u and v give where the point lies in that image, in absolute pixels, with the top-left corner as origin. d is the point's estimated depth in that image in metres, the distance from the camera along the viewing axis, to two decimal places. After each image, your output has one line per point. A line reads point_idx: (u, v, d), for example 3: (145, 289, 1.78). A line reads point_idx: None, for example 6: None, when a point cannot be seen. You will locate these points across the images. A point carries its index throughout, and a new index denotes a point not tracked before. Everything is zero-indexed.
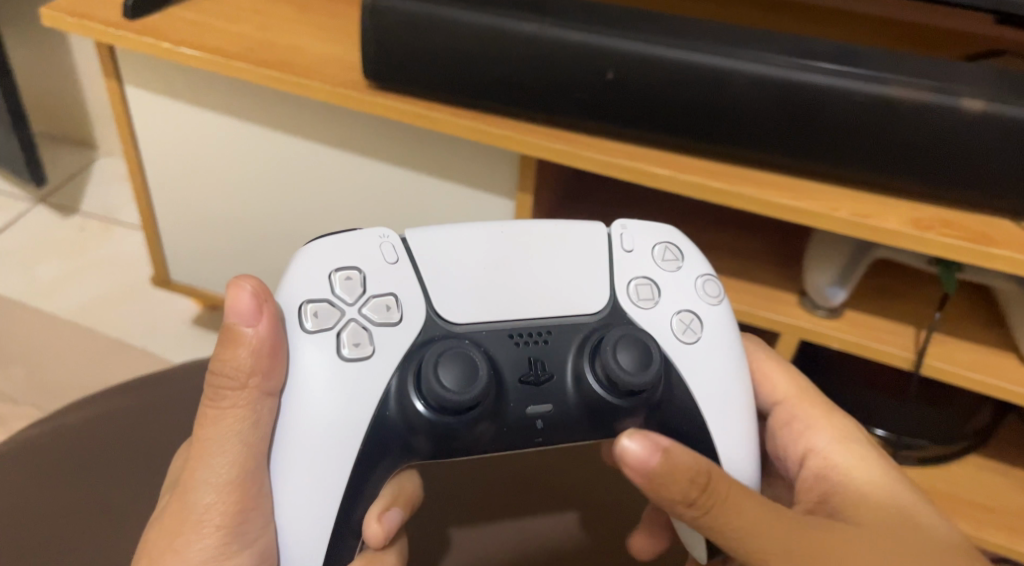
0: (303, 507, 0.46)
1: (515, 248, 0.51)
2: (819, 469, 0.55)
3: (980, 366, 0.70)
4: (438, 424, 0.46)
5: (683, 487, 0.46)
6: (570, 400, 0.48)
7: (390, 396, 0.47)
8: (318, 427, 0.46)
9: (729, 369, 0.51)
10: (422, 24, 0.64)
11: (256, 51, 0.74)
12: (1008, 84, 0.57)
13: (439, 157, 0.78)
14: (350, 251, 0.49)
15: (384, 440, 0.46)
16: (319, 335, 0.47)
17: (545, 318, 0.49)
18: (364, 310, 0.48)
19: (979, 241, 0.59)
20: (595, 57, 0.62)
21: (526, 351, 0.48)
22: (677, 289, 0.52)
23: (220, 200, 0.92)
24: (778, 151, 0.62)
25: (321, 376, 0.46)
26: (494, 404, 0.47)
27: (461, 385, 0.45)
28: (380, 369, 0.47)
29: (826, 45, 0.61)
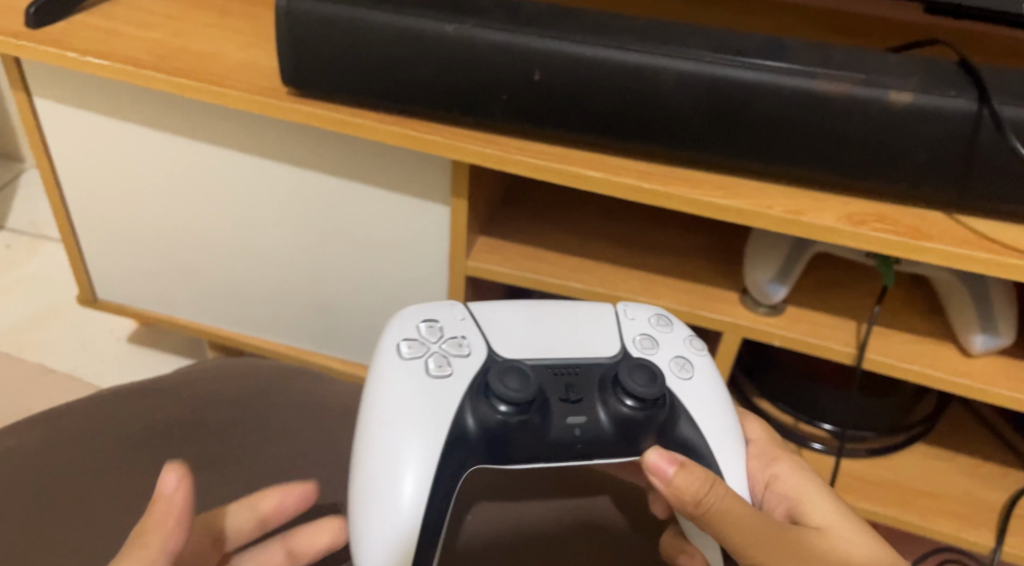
0: (384, 514, 0.47)
1: (545, 313, 0.55)
2: (787, 495, 0.56)
3: (920, 358, 0.70)
4: (503, 428, 0.49)
5: (694, 498, 0.49)
6: (604, 415, 0.51)
7: (466, 409, 0.50)
8: (399, 436, 0.49)
9: (727, 409, 0.54)
10: (341, 27, 0.61)
11: (169, 59, 0.70)
12: (933, 75, 0.57)
13: (368, 164, 0.75)
14: (427, 308, 0.54)
15: (461, 448, 0.49)
16: (405, 363, 0.51)
17: (578, 357, 0.53)
18: (443, 346, 0.52)
19: (916, 237, 0.58)
20: (519, 56, 0.60)
21: (569, 376, 0.52)
22: (672, 340, 0.56)
23: (145, 215, 0.88)
24: (709, 151, 0.61)
25: (410, 389, 0.50)
26: (543, 413, 0.50)
27: (524, 384, 0.49)
28: (451, 388, 0.50)
29: (752, 39, 0.60)
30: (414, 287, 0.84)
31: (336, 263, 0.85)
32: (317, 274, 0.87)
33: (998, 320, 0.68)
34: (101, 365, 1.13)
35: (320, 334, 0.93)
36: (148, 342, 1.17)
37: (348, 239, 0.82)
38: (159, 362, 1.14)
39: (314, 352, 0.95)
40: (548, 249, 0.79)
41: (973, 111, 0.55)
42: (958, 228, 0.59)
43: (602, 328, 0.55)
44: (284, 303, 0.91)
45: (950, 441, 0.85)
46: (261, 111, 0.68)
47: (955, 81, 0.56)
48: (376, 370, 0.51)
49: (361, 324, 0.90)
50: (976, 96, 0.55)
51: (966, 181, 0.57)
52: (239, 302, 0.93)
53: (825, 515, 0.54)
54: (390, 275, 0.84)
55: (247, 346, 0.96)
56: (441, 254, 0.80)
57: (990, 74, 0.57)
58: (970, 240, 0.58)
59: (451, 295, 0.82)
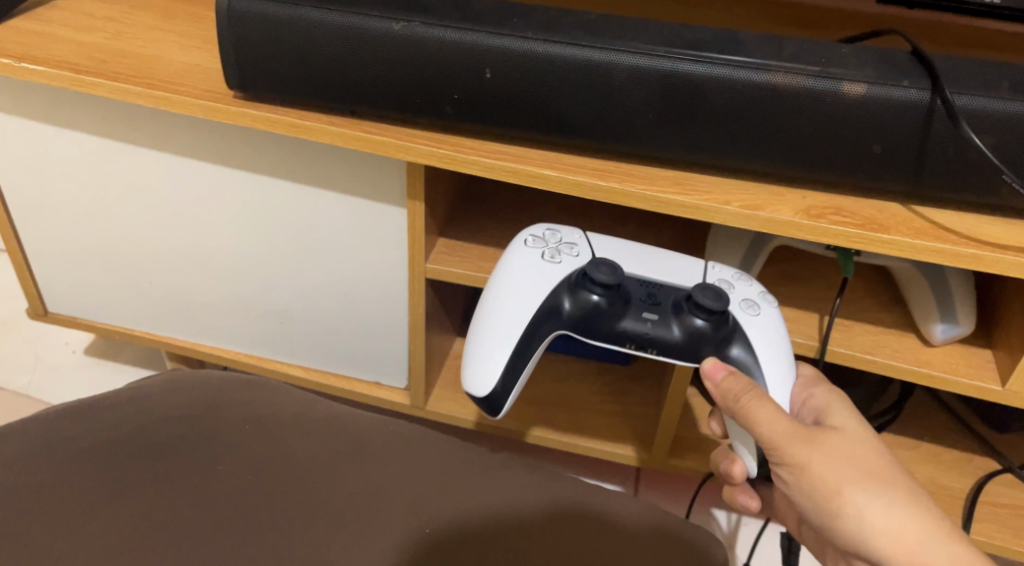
0: (481, 359, 0.59)
1: (647, 253, 0.61)
2: (818, 407, 0.59)
3: (882, 349, 0.70)
4: (585, 306, 0.58)
5: (735, 394, 0.54)
6: (674, 318, 0.58)
7: (561, 289, 0.59)
8: (512, 304, 0.59)
9: (778, 353, 0.58)
10: (285, 27, 0.60)
11: (109, 63, 0.68)
12: (886, 65, 0.56)
13: (322, 167, 0.74)
14: (564, 226, 0.63)
15: (549, 318, 0.59)
16: (529, 250, 0.61)
17: (665, 280, 0.60)
18: (558, 247, 0.61)
19: (874, 228, 0.58)
20: (468, 54, 0.58)
21: (653, 284, 0.59)
22: (745, 288, 0.60)
23: (93, 224, 0.85)
24: (665, 146, 0.60)
25: (526, 267, 0.60)
26: (620, 302, 0.58)
27: (610, 272, 0.58)
28: (549, 281, 0.59)
29: (705, 32, 0.59)
30: (374, 291, 0.82)
31: (293, 269, 0.83)
32: (274, 280, 0.85)
33: (957, 308, 0.68)
34: (57, 379, 1.10)
35: (280, 341, 0.91)
36: (105, 354, 1.14)
37: (305, 244, 0.80)
38: (116, 373, 1.11)
39: (276, 359, 0.93)
40: (508, 248, 0.79)
41: (926, 101, 0.54)
42: (915, 219, 0.59)
43: (690, 272, 0.61)
44: (242, 311, 0.89)
45: (914, 430, 0.86)
46: (206, 116, 0.66)
47: (908, 71, 0.56)
48: (509, 257, 0.62)
49: (322, 330, 0.88)
50: (929, 86, 0.54)
51: (922, 171, 0.57)
52: (195, 311, 0.91)
53: (848, 423, 0.57)
54: (350, 280, 0.82)
55: (206, 356, 0.94)
56: (400, 257, 0.78)
57: (943, 63, 0.56)
58: (927, 230, 0.58)
59: (412, 298, 0.80)
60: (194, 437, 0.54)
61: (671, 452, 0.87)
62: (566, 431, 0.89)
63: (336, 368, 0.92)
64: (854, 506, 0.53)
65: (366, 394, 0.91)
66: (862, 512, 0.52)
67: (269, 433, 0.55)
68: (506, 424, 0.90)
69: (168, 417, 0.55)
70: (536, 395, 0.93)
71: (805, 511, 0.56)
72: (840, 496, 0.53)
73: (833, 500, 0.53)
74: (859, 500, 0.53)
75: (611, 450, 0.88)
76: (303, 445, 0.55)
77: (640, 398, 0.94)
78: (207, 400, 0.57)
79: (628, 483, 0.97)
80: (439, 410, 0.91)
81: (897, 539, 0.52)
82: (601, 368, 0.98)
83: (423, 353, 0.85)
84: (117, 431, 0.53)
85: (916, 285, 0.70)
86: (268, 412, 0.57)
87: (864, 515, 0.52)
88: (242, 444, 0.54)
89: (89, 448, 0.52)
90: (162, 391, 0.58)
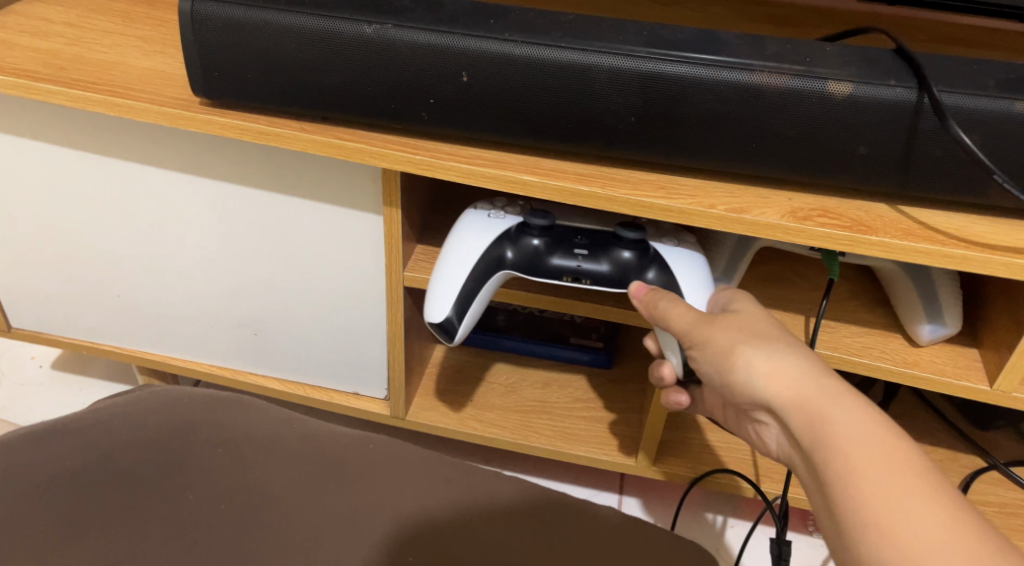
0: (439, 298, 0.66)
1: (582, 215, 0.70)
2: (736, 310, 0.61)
3: (868, 350, 0.69)
4: (525, 248, 0.67)
5: (648, 301, 0.61)
6: (604, 254, 0.67)
7: (505, 237, 0.67)
8: (463, 252, 0.67)
9: (698, 275, 0.66)
10: (252, 30, 0.57)
11: (68, 70, 0.65)
12: (871, 63, 0.55)
13: (294, 174, 0.71)
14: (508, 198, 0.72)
15: (496, 260, 0.67)
16: (478, 213, 0.69)
17: (594, 227, 0.69)
18: (504, 209, 0.70)
19: (862, 230, 0.57)
20: (444, 57, 0.56)
21: (583, 230, 0.69)
22: (668, 232, 0.69)
23: (57, 237, 0.82)
24: (647, 149, 0.59)
25: (474, 224, 0.68)
26: (555, 244, 0.67)
27: (544, 217, 0.67)
28: (496, 234, 0.67)
29: (685, 32, 0.57)
30: (351, 300, 0.80)
31: (267, 280, 0.80)
32: (248, 291, 0.82)
33: (943, 307, 0.68)
34: (23, 396, 1.06)
35: (255, 353, 0.88)
36: (74, 369, 1.10)
37: (279, 253, 0.78)
38: (85, 389, 1.08)
39: (251, 371, 0.91)
40: None
41: (913, 99, 0.53)
42: (903, 220, 0.58)
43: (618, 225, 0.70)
44: (215, 323, 0.86)
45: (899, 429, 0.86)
46: (172, 124, 0.63)
47: (893, 69, 0.54)
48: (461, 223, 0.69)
49: (298, 341, 0.86)
50: (915, 85, 0.53)
51: (909, 171, 0.56)
52: (166, 324, 0.88)
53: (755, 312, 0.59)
54: (326, 290, 0.80)
55: (178, 369, 0.91)
56: (377, 265, 0.76)
57: (927, 60, 0.55)
58: (915, 231, 0.57)
59: (390, 307, 0.78)
60: (163, 465, 0.51)
61: (657, 458, 0.85)
62: (550, 438, 0.88)
63: (312, 379, 0.89)
64: (742, 360, 0.53)
65: (344, 405, 0.89)
66: (749, 363, 0.53)
67: (241, 457, 0.53)
68: (489, 432, 0.88)
69: (135, 442, 0.52)
70: (519, 402, 0.92)
71: (717, 384, 0.57)
72: (731, 354, 0.54)
73: (728, 359, 0.54)
74: (747, 355, 0.53)
75: (596, 457, 0.86)
76: (277, 471, 0.53)
77: (623, 403, 0.93)
78: (177, 421, 0.54)
79: (612, 489, 0.96)
80: (420, 420, 0.88)
81: (781, 382, 0.51)
82: (583, 372, 0.97)
83: (402, 362, 0.83)
84: (80, 459, 0.50)
85: (901, 284, 0.70)
86: (241, 433, 0.55)
87: (750, 366, 0.53)
88: (214, 471, 0.51)
89: (50, 479, 0.49)
90: (129, 412, 0.55)
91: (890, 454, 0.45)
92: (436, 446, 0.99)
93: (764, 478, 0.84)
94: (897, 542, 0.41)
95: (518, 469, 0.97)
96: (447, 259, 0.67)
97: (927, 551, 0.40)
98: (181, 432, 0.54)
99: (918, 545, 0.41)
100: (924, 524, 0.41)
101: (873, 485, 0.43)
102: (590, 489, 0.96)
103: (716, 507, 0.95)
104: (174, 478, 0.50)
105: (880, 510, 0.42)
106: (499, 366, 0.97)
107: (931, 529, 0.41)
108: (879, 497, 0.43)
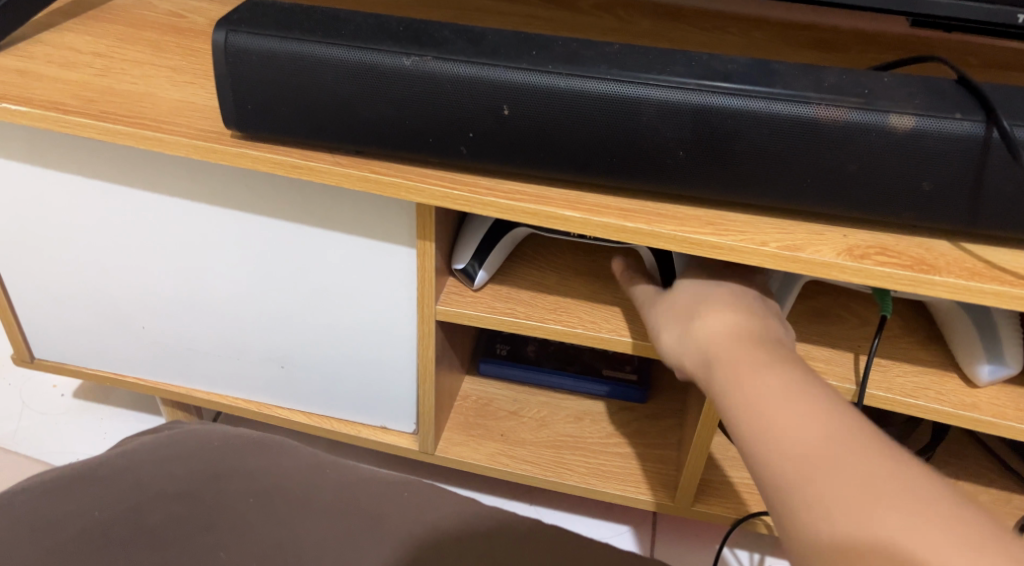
0: (464, 252, 0.74)
1: None
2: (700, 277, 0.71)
3: (925, 390, 0.66)
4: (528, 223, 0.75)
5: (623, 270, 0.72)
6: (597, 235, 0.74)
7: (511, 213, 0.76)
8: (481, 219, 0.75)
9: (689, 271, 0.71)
10: (287, 62, 0.56)
11: (97, 102, 0.64)
12: (935, 95, 0.52)
13: (327, 208, 0.69)
14: None
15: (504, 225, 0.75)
16: None
17: None
18: None
19: (924, 269, 0.54)
20: (486, 90, 0.54)
21: None
22: None
23: (82, 269, 0.81)
24: (696, 185, 0.56)
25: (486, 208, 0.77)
26: None
27: None
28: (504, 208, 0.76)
29: (737, 62, 0.55)
30: (379, 334, 0.78)
31: (297, 313, 0.79)
32: (277, 324, 0.80)
33: (1004, 349, 0.65)
34: (42, 426, 1.04)
35: (280, 387, 0.86)
36: (93, 397, 1.09)
37: (307, 287, 0.76)
38: (104, 418, 1.06)
39: (276, 405, 0.89)
40: (522, 287, 0.76)
41: (981, 134, 0.51)
42: (967, 258, 0.55)
43: None
44: (241, 357, 0.84)
45: (946, 470, 0.84)
46: (203, 157, 0.61)
47: (959, 101, 0.52)
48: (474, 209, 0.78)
49: (325, 374, 0.84)
50: (983, 118, 0.51)
51: (976, 208, 0.53)
52: (191, 357, 0.86)
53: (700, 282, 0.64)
54: (355, 323, 0.78)
55: (202, 402, 0.89)
56: (409, 300, 0.74)
57: (994, 92, 0.53)
58: (981, 271, 0.54)
59: (420, 342, 0.76)
60: (193, 517, 0.49)
61: (696, 497, 0.82)
62: (584, 476, 0.85)
63: (340, 413, 0.87)
64: (676, 344, 0.60)
65: (372, 439, 0.86)
66: (668, 340, 0.61)
67: (272, 509, 0.51)
68: (520, 469, 0.85)
69: (165, 493, 0.50)
70: (551, 436, 0.89)
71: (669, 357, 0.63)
72: (660, 333, 0.62)
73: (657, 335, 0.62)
74: (676, 337, 0.60)
75: (632, 496, 0.83)
76: (310, 527, 0.50)
77: (658, 438, 0.90)
78: (207, 469, 0.53)
79: (646, 525, 0.93)
80: (449, 455, 0.86)
81: (688, 351, 0.59)
82: (615, 405, 0.94)
83: (432, 397, 0.81)
84: (108, 511, 0.49)
85: (960, 325, 0.67)
86: (272, 483, 0.52)
87: (680, 351, 0.60)
88: (246, 526, 0.49)
89: (78, 532, 0.47)
90: (158, 459, 0.53)
91: (775, 393, 0.49)
92: (464, 481, 0.96)
93: None
94: (785, 475, 0.45)
95: (548, 505, 0.94)
96: (467, 227, 0.76)
97: (776, 464, 0.46)
98: (211, 483, 0.52)
99: (799, 470, 0.44)
100: (805, 451, 0.45)
101: (738, 426, 0.50)
102: (624, 526, 0.93)
103: (755, 545, 0.91)
104: (203, 530, 0.48)
105: (745, 445, 0.49)
106: (529, 398, 0.94)
107: (811, 455, 0.45)
108: (744, 434, 0.49)
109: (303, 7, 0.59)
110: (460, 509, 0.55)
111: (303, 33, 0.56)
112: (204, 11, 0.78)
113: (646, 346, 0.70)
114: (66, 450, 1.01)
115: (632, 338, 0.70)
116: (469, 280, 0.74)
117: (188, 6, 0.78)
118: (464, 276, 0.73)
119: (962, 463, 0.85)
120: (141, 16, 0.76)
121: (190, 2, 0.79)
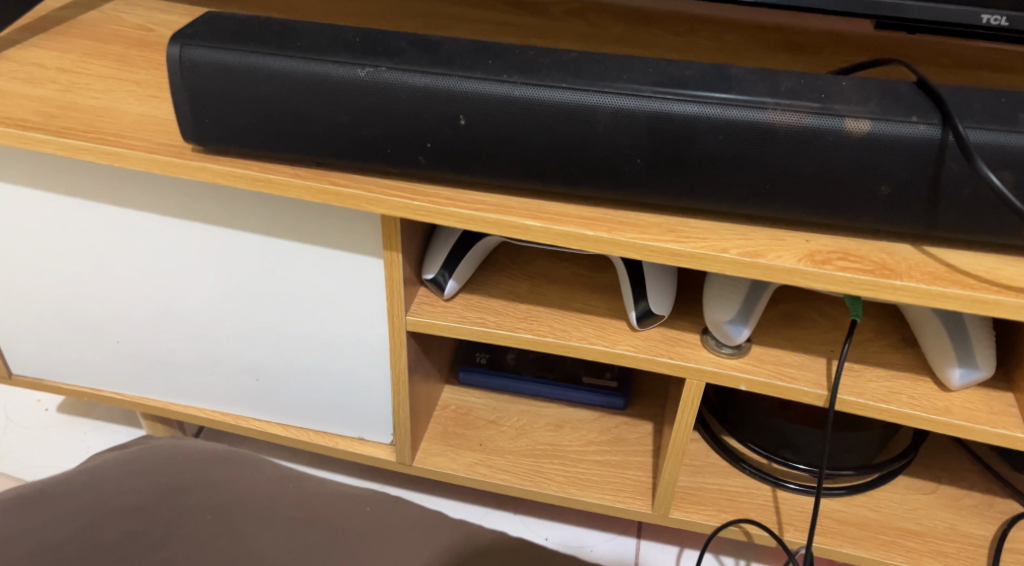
0: (434, 262, 0.74)
1: None
2: (667, 282, 0.71)
3: (897, 395, 0.65)
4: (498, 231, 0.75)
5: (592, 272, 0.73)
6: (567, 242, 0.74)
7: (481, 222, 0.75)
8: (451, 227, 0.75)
9: (659, 277, 0.71)
10: (242, 74, 0.55)
11: (59, 118, 0.64)
12: (891, 98, 0.52)
13: (294, 220, 0.69)
14: None
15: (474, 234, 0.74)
16: None
17: None
18: None
19: (885, 273, 0.54)
20: (441, 99, 0.54)
21: None
22: None
23: (55, 283, 0.80)
24: (656, 193, 0.56)
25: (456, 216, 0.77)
26: None
27: None
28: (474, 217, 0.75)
29: (694, 68, 0.54)
30: (353, 345, 0.78)
31: (269, 324, 0.78)
32: (252, 336, 0.80)
33: (975, 351, 0.64)
34: (26, 442, 1.04)
35: (257, 400, 0.86)
36: (78, 412, 1.08)
37: (278, 299, 0.76)
38: (89, 431, 1.06)
39: (255, 417, 0.88)
40: (494, 295, 0.75)
41: (936, 137, 0.50)
42: (930, 262, 0.55)
43: None
44: (218, 370, 0.84)
45: (928, 474, 0.83)
46: (165, 171, 0.61)
47: (915, 104, 0.51)
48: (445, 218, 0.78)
49: (301, 385, 0.83)
50: (939, 120, 0.50)
51: (935, 212, 0.53)
52: (166, 370, 0.86)
53: None
54: (329, 334, 0.78)
55: (180, 415, 0.89)
56: (379, 309, 0.74)
57: (952, 95, 0.52)
58: (943, 275, 0.54)
59: (393, 353, 0.76)
60: (150, 534, 0.48)
61: (674, 505, 0.81)
62: (563, 485, 0.84)
63: (317, 425, 0.87)
64: None
65: (350, 451, 0.86)
66: None
67: (231, 525, 0.50)
68: (498, 479, 0.85)
69: (122, 509, 0.49)
70: (530, 445, 0.89)
71: None
72: None
73: None
74: None
75: (610, 504, 0.83)
76: (268, 540, 0.50)
77: (638, 445, 0.89)
78: (167, 484, 0.52)
79: (630, 533, 0.92)
80: (426, 466, 0.86)
81: None
82: (595, 412, 0.93)
83: (407, 408, 0.80)
84: (65, 529, 0.48)
85: (932, 330, 0.66)
86: (232, 498, 0.52)
87: None
88: (202, 543, 0.48)
89: (33, 550, 0.46)
90: (116, 474, 0.52)
91: None
92: (446, 491, 0.96)
93: (787, 527, 0.79)
94: None
95: (531, 515, 0.93)
96: (438, 236, 0.75)
97: None
98: (168, 497, 0.51)
99: None
100: None
101: None
102: (607, 535, 0.92)
103: (740, 552, 0.90)
104: (158, 546, 0.47)
105: None
106: (508, 406, 0.93)
107: None
108: None
109: (260, 19, 0.59)
110: (424, 525, 0.55)
111: (258, 46, 0.55)
112: (172, 24, 0.78)
113: (617, 354, 0.69)
114: (50, 466, 1.01)
115: (603, 346, 0.69)
116: (439, 289, 0.73)
117: (156, 19, 0.78)
118: (433, 285, 0.73)
119: (946, 466, 0.84)
120: (109, 30, 0.76)
121: (159, 16, 0.79)
